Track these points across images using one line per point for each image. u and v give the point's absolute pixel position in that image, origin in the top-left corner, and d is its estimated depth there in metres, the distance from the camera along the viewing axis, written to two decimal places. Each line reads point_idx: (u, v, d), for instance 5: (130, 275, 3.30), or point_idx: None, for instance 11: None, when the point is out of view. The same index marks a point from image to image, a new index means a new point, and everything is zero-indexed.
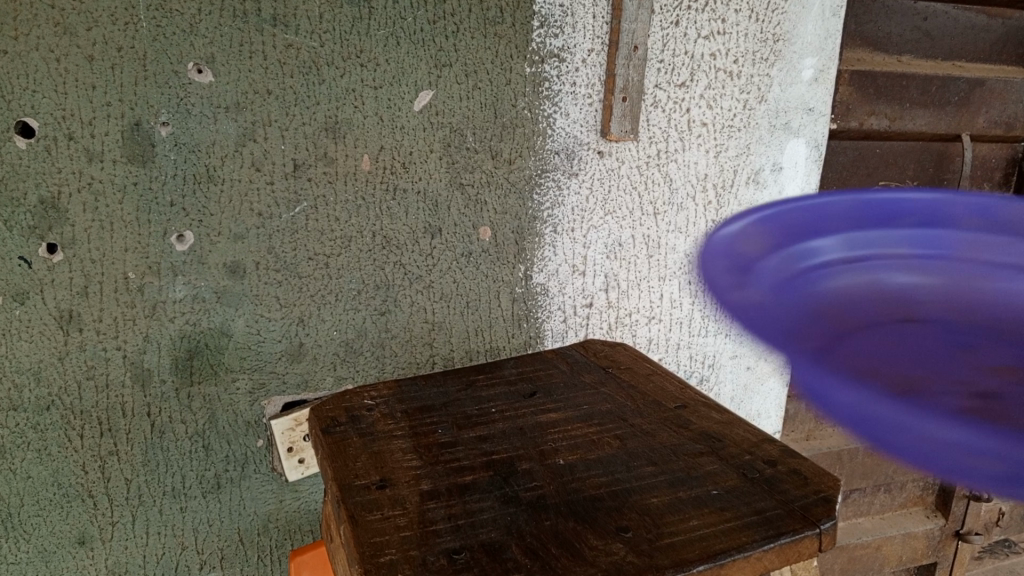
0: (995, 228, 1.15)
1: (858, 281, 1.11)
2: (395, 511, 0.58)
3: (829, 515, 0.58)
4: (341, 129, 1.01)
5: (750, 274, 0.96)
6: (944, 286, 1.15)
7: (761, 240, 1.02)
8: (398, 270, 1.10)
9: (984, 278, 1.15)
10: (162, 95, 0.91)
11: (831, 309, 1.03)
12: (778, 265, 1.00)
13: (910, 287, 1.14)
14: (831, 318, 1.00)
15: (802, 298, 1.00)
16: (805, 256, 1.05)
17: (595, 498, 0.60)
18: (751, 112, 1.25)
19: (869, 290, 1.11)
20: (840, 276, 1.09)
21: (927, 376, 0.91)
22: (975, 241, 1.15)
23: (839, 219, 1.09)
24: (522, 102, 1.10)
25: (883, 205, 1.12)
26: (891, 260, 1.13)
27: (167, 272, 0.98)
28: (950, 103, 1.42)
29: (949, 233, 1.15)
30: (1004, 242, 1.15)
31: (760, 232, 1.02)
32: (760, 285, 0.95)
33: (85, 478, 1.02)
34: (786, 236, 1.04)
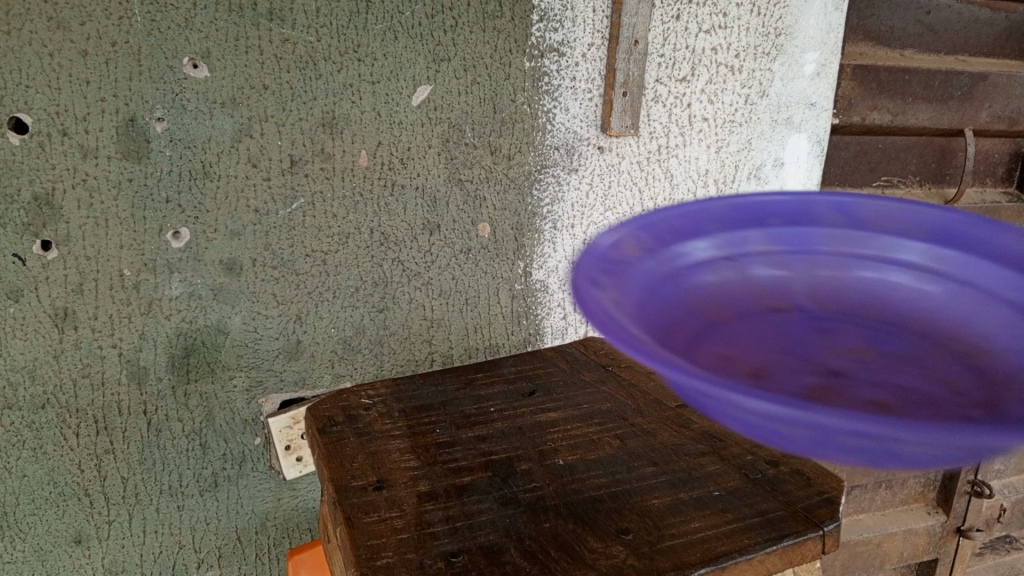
0: (850, 225, 0.80)
1: (755, 278, 0.79)
2: (392, 513, 0.57)
3: (832, 516, 0.57)
4: (339, 124, 1.00)
5: (625, 276, 0.66)
6: (818, 286, 0.79)
7: (638, 240, 0.72)
8: (396, 267, 1.09)
9: (836, 269, 0.80)
10: (157, 91, 0.90)
11: (709, 307, 0.72)
12: (663, 280, 0.70)
13: (783, 283, 0.79)
14: (741, 333, 0.69)
15: (677, 301, 0.69)
16: (682, 262, 0.74)
17: (596, 500, 0.59)
18: (753, 106, 1.23)
19: (777, 296, 0.78)
20: (727, 284, 0.76)
21: (826, 375, 0.64)
22: (838, 233, 0.80)
23: (717, 227, 0.78)
24: (522, 97, 1.08)
25: (759, 210, 0.80)
26: (784, 259, 0.80)
27: (163, 270, 0.97)
28: (952, 98, 1.41)
29: (812, 228, 0.81)
30: (911, 217, 0.79)
31: (653, 237, 0.74)
32: (637, 296, 0.64)
33: (81, 477, 1.01)
34: (666, 241, 0.74)
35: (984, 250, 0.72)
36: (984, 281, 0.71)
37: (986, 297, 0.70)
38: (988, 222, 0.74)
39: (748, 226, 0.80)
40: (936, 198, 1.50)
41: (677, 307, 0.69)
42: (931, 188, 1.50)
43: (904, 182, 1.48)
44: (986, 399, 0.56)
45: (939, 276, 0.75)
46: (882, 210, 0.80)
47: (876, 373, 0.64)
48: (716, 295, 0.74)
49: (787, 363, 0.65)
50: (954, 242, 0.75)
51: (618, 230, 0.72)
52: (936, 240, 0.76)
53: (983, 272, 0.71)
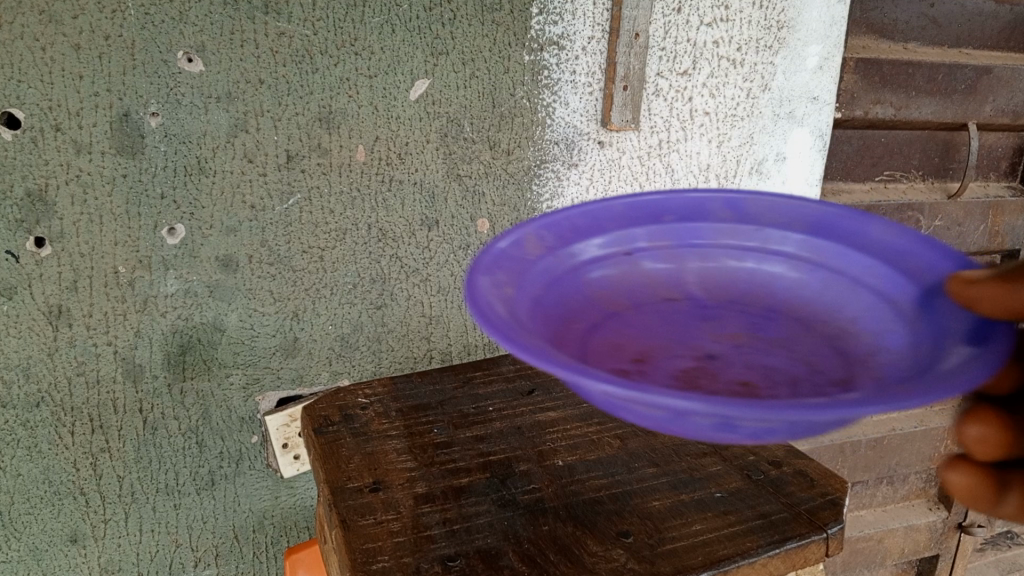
0: (736, 221, 0.74)
1: (646, 272, 0.72)
2: (388, 516, 0.56)
3: (836, 518, 0.56)
4: (335, 119, 0.98)
5: (526, 274, 0.61)
6: (705, 278, 0.73)
7: (543, 235, 0.67)
8: (394, 263, 1.08)
9: (724, 262, 0.74)
10: (151, 85, 0.89)
11: (605, 300, 0.67)
12: (560, 280, 0.66)
13: (671, 277, 0.72)
14: (635, 330, 0.65)
15: (570, 298, 0.65)
16: (580, 259, 0.69)
17: (596, 502, 0.58)
18: (755, 100, 1.22)
19: (666, 289, 0.71)
20: (620, 276, 0.70)
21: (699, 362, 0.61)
22: (725, 230, 0.74)
23: (619, 224, 0.73)
24: (520, 91, 1.07)
25: (650, 208, 0.74)
26: (672, 254, 0.74)
27: (158, 266, 0.96)
28: (956, 91, 1.39)
29: (700, 225, 0.74)
30: (794, 211, 0.73)
31: (557, 234, 0.69)
32: (531, 296, 0.60)
33: (77, 476, 1.00)
34: (567, 239, 0.69)
35: (857, 245, 0.68)
36: (855, 272, 0.67)
37: (854, 283, 0.67)
38: (858, 215, 0.70)
39: (635, 225, 0.73)
40: (939, 192, 1.48)
41: (577, 304, 0.65)
42: (934, 183, 1.49)
43: (907, 177, 1.46)
44: (851, 379, 0.55)
45: (815, 267, 0.70)
46: (765, 206, 0.74)
47: (746, 356, 0.62)
48: (614, 289, 0.69)
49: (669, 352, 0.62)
50: (837, 237, 0.70)
51: (523, 226, 0.67)
52: (812, 232, 0.71)
53: (852, 264, 0.68)
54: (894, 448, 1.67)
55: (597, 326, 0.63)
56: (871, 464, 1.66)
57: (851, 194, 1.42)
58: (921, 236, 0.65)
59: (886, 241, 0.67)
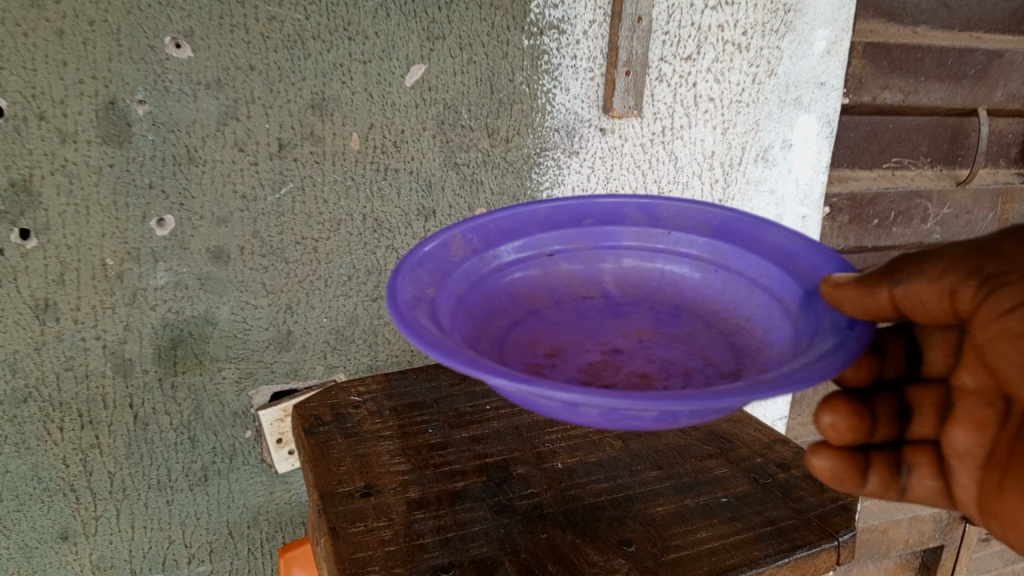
0: (648, 225, 0.71)
1: (564, 274, 0.70)
2: (379, 523, 0.54)
3: (847, 526, 0.54)
4: (329, 106, 0.96)
5: (446, 280, 0.60)
6: (619, 281, 0.70)
7: (468, 239, 0.66)
8: (391, 254, 1.06)
9: (635, 265, 0.71)
10: (138, 72, 0.86)
11: (524, 302, 0.66)
12: (481, 286, 0.64)
13: (587, 278, 0.70)
14: (548, 333, 0.63)
15: (490, 303, 0.63)
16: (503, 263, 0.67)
17: (597, 507, 0.56)
18: (760, 86, 1.18)
19: (581, 291, 0.70)
20: (538, 279, 0.69)
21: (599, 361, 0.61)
22: (636, 234, 0.71)
23: (541, 227, 0.70)
24: (520, 76, 1.04)
25: (571, 213, 0.72)
26: (588, 257, 0.71)
27: (147, 258, 0.93)
28: (966, 76, 1.36)
29: (613, 229, 0.72)
30: (700, 216, 0.70)
31: (482, 238, 0.67)
32: (450, 301, 0.58)
33: (66, 472, 0.98)
34: (492, 243, 0.67)
35: (757, 248, 0.66)
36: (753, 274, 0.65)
37: (750, 283, 0.65)
38: (759, 219, 0.68)
39: (550, 231, 0.71)
40: (948, 179, 1.45)
41: (496, 308, 0.63)
42: (943, 171, 1.44)
43: (915, 164, 1.41)
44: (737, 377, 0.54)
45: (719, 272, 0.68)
46: (675, 212, 0.71)
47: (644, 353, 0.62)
48: (532, 292, 0.67)
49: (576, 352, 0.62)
50: (741, 242, 0.68)
51: (449, 229, 0.65)
52: (716, 236, 0.69)
53: (750, 265, 0.66)
54: None
55: (510, 331, 0.62)
56: None
57: (858, 182, 1.38)
58: (812, 240, 0.63)
59: (782, 243, 0.65)
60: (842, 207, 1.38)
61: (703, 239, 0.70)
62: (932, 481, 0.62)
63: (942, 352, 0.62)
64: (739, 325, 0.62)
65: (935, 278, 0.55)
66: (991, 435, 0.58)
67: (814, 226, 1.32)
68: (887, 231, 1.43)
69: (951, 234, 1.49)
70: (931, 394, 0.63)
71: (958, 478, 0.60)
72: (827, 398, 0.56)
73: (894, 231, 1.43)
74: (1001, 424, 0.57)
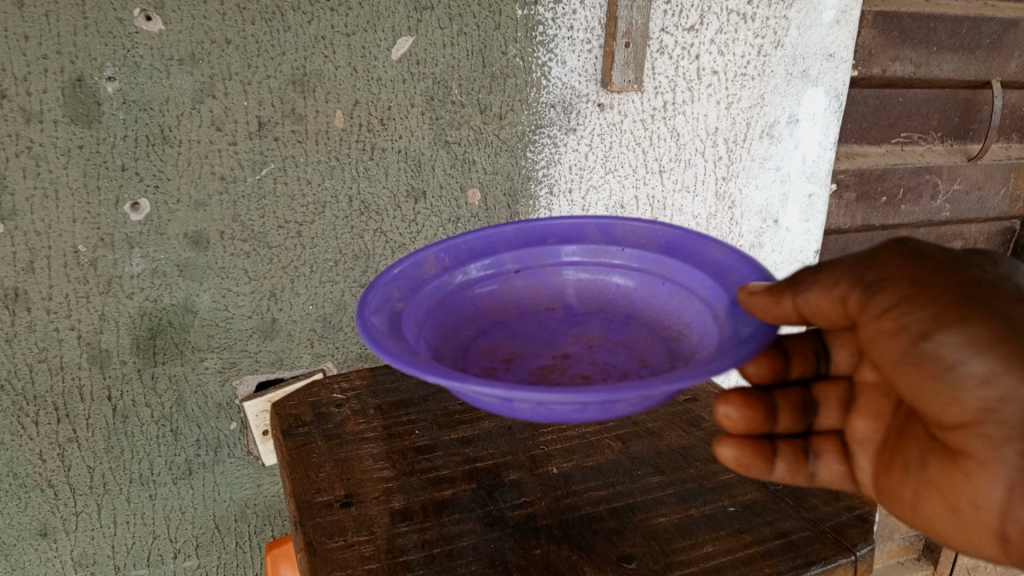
0: (606, 243, 0.68)
1: (525, 289, 0.67)
2: (360, 537, 0.50)
3: (865, 539, 0.50)
4: (311, 82, 0.90)
5: (411, 298, 0.59)
6: (580, 293, 0.67)
7: (439, 258, 0.64)
8: (379, 238, 1.01)
9: (594, 283, 0.68)
10: (106, 47, 0.81)
11: (488, 317, 0.64)
12: (448, 303, 0.62)
13: (551, 292, 0.68)
14: (504, 347, 0.62)
15: (455, 320, 0.62)
16: (472, 278, 0.65)
17: (596, 518, 0.52)
18: (766, 58, 1.12)
19: (541, 305, 0.67)
20: (500, 294, 0.66)
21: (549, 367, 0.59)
22: (593, 252, 0.68)
23: (509, 246, 0.68)
24: (513, 49, 0.98)
25: (537, 231, 0.69)
26: (551, 271, 0.68)
27: (122, 245, 0.88)
28: (980, 47, 1.30)
29: (571, 249, 0.68)
30: (650, 232, 0.66)
31: (451, 258, 0.65)
32: (414, 317, 0.57)
33: (43, 467, 0.94)
34: (463, 262, 0.66)
35: (698, 261, 0.62)
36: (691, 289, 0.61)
37: (691, 293, 0.61)
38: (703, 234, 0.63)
39: (514, 249, 0.68)
40: (958, 154, 1.39)
41: (459, 326, 0.61)
42: (954, 145, 1.39)
43: (925, 139, 1.36)
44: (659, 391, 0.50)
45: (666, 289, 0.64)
46: (633, 228, 0.67)
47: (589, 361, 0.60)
48: (495, 308, 0.65)
49: (528, 362, 0.60)
50: (685, 257, 0.63)
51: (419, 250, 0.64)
52: (665, 251, 0.65)
53: (691, 278, 0.62)
54: None
55: (467, 345, 0.60)
56: None
57: (867, 158, 1.33)
58: (746, 252, 0.59)
59: (718, 257, 0.61)
60: (849, 183, 1.33)
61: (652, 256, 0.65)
62: (838, 466, 0.56)
63: (849, 348, 0.59)
64: (680, 334, 0.59)
65: (829, 287, 0.52)
66: (891, 421, 0.53)
67: (821, 205, 1.26)
68: (895, 209, 1.38)
69: (961, 211, 1.44)
70: (836, 389, 0.59)
71: (863, 466, 0.55)
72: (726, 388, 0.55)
73: (902, 209, 1.38)
74: (897, 410, 0.53)
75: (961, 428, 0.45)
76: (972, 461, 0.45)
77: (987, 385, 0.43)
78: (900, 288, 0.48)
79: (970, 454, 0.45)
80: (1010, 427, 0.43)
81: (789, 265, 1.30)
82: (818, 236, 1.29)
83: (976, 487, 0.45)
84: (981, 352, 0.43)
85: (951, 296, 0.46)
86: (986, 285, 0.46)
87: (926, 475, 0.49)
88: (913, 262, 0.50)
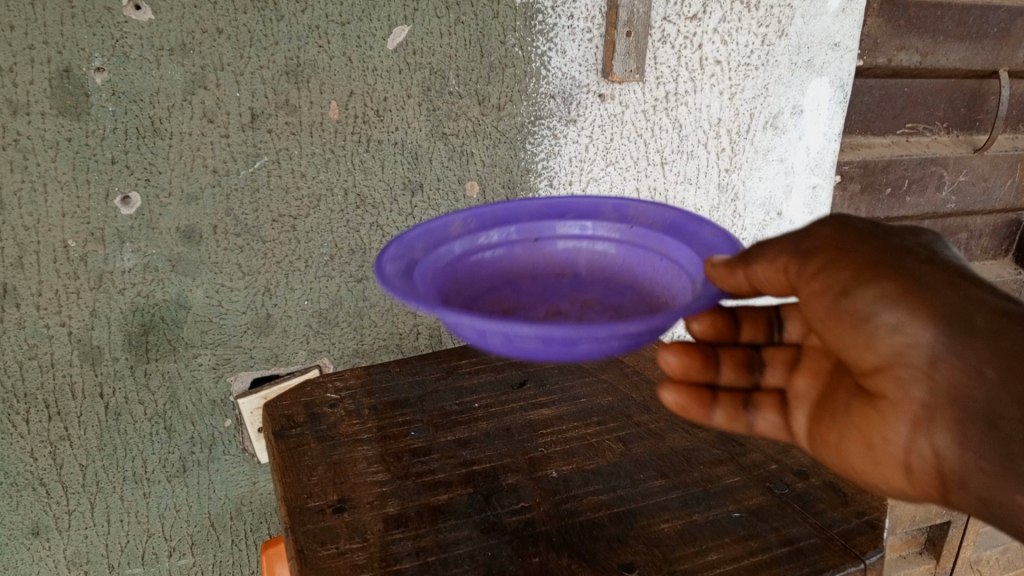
0: (619, 221, 0.66)
1: (540, 257, 0.67)
2: (352, 545, 0.49)
3: (875, 546, 0.48)
4: (304, 72, 0.88)
5: (431, 252, 0.61)
6: (591, 266, 0.67)
7: (465, 221, 0.66)
8: (376, 232, 0.99)
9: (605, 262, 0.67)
10: (94, 37, 0.79)
11: (499, 280, 0.65)
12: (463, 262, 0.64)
13: (564, 263, 0.67)
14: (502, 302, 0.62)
15: (465, 280, 0.63)
16: (491, 243, 0.66)
17: (596, 525, 0.50)
18: (770, 48, 1.10)
19: (553, 273, 0.67)
20: (515, 258, 0.67)
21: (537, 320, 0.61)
22: (606, 229, 0.67)
23: (531, 218, 0.68)
24: (512, 38, 0.96)
25: (558, 206, 0.68)
26: (569, 243, 0.68)
27: (112, 240, 0.87)
28: (988, 36, 1.27)
29: (586, 226, 0.67)
30: (658, 213, 0.65)
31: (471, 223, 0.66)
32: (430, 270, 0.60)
33: (34, 466, 0.93)
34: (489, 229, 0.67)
35: (692, 241, 0.60)
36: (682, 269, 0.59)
37: (681, 270, 0.60)
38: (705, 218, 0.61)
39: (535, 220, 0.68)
40: (964, 145, 1.37)
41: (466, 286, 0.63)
42: (959, 136, 1.37)
43: (930, 130, 1.34)
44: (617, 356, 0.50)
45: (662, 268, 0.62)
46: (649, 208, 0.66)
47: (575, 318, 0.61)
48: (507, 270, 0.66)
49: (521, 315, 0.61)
50: (684, 238, 0.62)
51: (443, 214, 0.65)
52: (668, 233, 0.63)
53: (684, 257, 0.61)
54: None
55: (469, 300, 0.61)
56: None
57: (872, 149, 1.31)
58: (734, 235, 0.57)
59: (711, 240, 0.59)
60: (853, 175, 1.31)
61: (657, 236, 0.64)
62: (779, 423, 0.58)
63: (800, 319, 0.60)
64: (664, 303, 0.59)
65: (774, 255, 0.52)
66: (826, 377, 0.55)
67: (825, 197, 1.24)
68: (900, 201, 1.36)
69: (966, 202, 1.41)
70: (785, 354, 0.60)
71: (797, 420, 0.56)
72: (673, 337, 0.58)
73: (907, 200, 1.36)
74: (831, 369, 0.55)
75: (877, 372, 0.48)
76: (887, 401, 0.47)
77: (896, 331, 0.45)
78: (827, 253, 0.50)
79: (885, 395, 0.47)
80: (918, 369, 0.45)
81: None
82: None
83: (888, 425, 0.48)
84: (890, 305, 0.45)
85: (871, 258, 0.48)
86: (903, 249, 0.49)
87: (850, 423, 0.51)
88: (839, 229, 0.52)
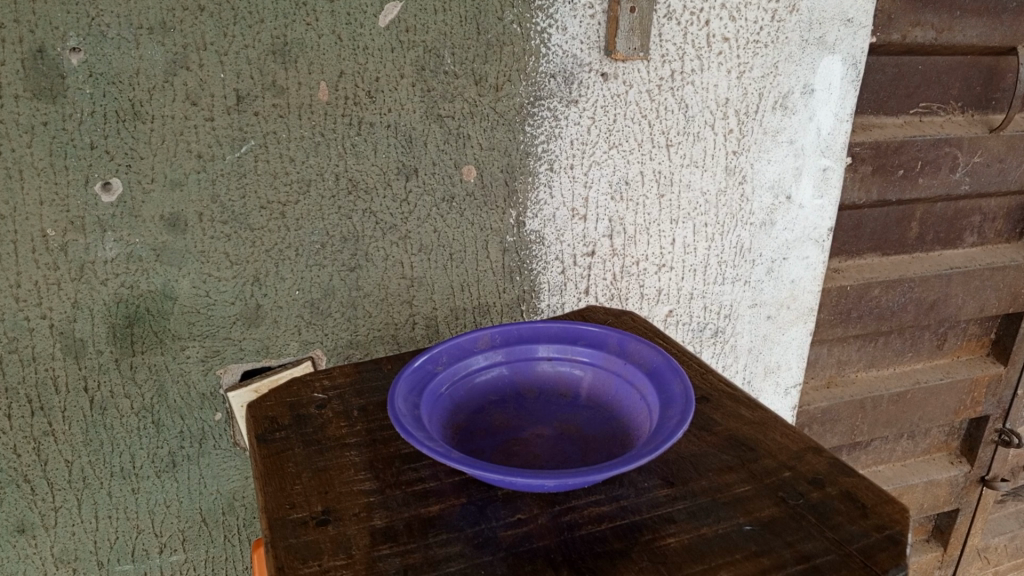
0: (619, 356, 0.74)
1: (548, 372, 0.75)
2: (336, 562, 0.50)
3: (895, 563, 0.50)
4: (291, 52, 0.84)
5: (455, 363, 0.73)
6: (591, 392, 0.74)
7: (494, 337, 0.76)
8: (368, 219, 0.95)
9: (604, 383, 0.74)
10: (68, 15, 0.75)
11: (512, 390, 0.74)
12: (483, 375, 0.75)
13: (567, 384, 0.75)
14: (500, 421, 0.71)
15: (480, 393, 0.73)
16: (509, 357, 0.76)
17: (599, 540, 0.53)
18: (781, 24, 1.05)
19: (556, 392, 0.74)
20: (527, 372, 0.75)
21: (518, 442, 0.69)
22: (605, 359, 0.74)
23: (550, 338, 0.77)
24: (509, 14, 0.92)
25: (572, 332, 0.77)
26: (576, 366, 0.75)
27: (93, 228, 0.83)
28: (1006, 10, 1.22)
29: (591, 354, 0.75)
30: (649, 355, 0.72)
31: (503, 338, 0.76)
32: (448, 381, 0.72)
33: (18, 463, 0.90)
34: (511, 345, 0.76)
35: (661, 390, 0.67)
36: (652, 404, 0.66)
37: (649, 412, 0.66)
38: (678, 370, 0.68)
39: (552, 342, 0.76)
40: (979, 125, 1.32)
41: (474, 403, 0.72)
42: (974, 116, 1.32)
43: (944, 110, 1.29)
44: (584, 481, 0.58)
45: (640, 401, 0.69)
46: (647, 351, 0.73)
47: (549, 444, 0.68)
48: (517, 385, 0.75)
49: (507, 435, 0.69)
50: (660, 382, 0.68)
51: (481, 326, 0.77)
52: (650, 374, 0.70)
53: (652, 402, 0.67)
54: (918, 402, 1.54)
55: (472, 419, 0.71)
56: (892, 419, 1.54)
57: (883, 129, 1.27)
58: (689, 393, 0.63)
59: (677, 391, 0.65)
60: (865, 156, 1.26)
61: (644, 372, 0.70)
62: None
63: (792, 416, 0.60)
64: (628, 445, 0.65)
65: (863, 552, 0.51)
66: None
67: (836, 180, 1.19)
68: (913, 183, 1.31)
69: (981, 184, 1.36)
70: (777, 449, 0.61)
71: None
72: (762, 498, 0.57)
73: (920, 182, 1.31)
74: None
75: None
76: None
77: None
78: None
79: None
80: None
81: (802, 244, 1.23)
82: (832, 214, 1.22)
83: None
84: None
85: None
86: None
87: None
88: None
